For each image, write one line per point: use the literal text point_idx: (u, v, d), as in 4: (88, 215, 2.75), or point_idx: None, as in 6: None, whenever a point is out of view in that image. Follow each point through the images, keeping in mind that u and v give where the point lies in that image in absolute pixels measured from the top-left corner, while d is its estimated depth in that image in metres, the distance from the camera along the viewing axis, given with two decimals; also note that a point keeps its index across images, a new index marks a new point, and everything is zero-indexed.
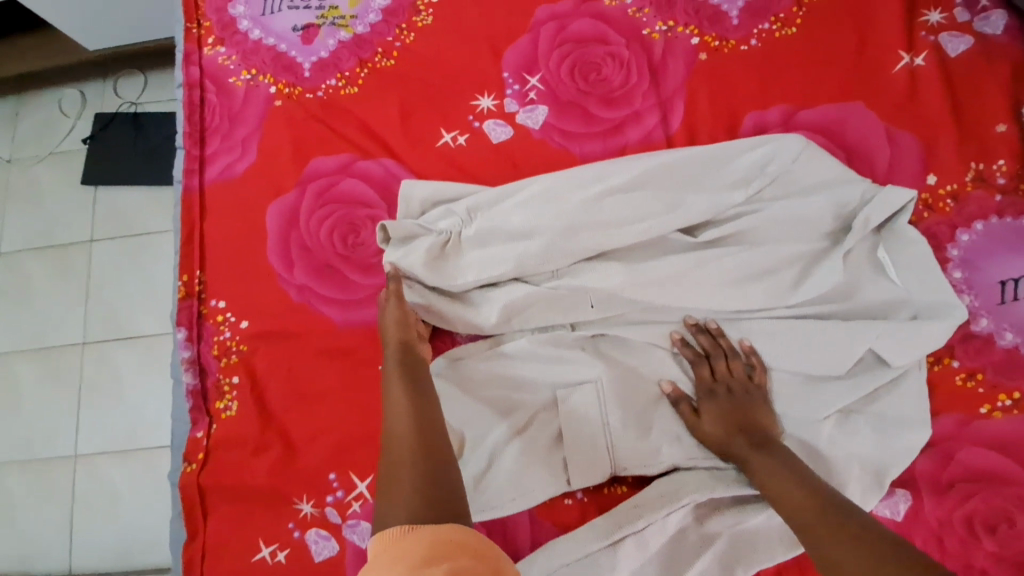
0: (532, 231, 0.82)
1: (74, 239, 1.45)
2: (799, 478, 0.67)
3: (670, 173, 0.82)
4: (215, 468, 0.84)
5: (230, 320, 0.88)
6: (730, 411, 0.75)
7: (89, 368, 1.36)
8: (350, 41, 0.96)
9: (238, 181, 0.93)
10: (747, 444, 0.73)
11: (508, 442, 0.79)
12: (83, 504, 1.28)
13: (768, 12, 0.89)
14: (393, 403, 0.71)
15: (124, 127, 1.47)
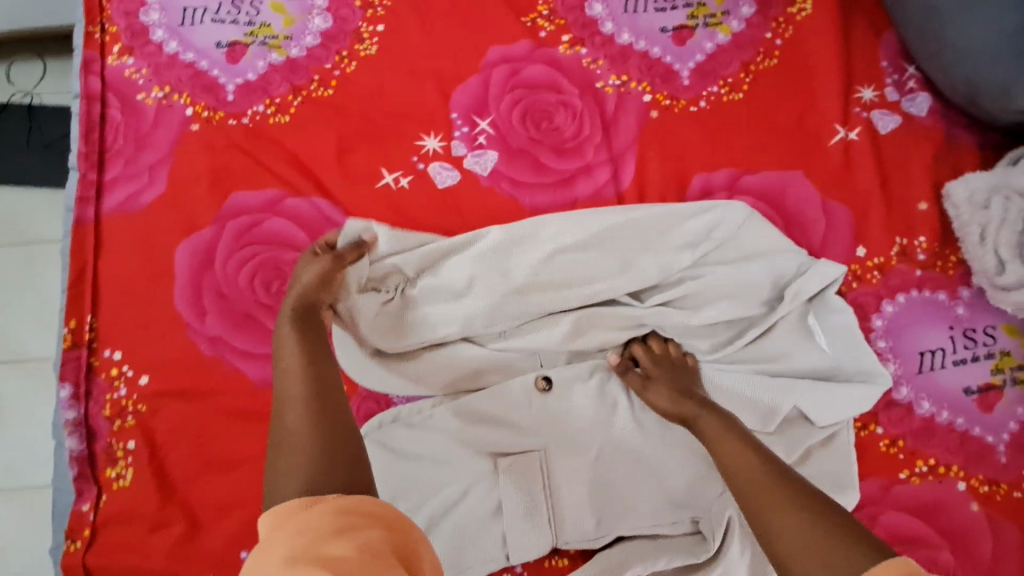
0: (483, 291, 0.77)
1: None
2: (744, 440, 0.64)
3: (621, 235, 0.79)
4: (104, 547, 0.72)
5: (127, 374, 0.76)
6: (675, 382, 0.74)
7: None
8: (283, 64, 0.88)
9: (143, 213, 0.82)
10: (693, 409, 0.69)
11: (443, 516, 0.73)
12: None
13: (718, 75, 0.90)
14: (290, 375, 0.59)
15: (13, 118, 1.29)
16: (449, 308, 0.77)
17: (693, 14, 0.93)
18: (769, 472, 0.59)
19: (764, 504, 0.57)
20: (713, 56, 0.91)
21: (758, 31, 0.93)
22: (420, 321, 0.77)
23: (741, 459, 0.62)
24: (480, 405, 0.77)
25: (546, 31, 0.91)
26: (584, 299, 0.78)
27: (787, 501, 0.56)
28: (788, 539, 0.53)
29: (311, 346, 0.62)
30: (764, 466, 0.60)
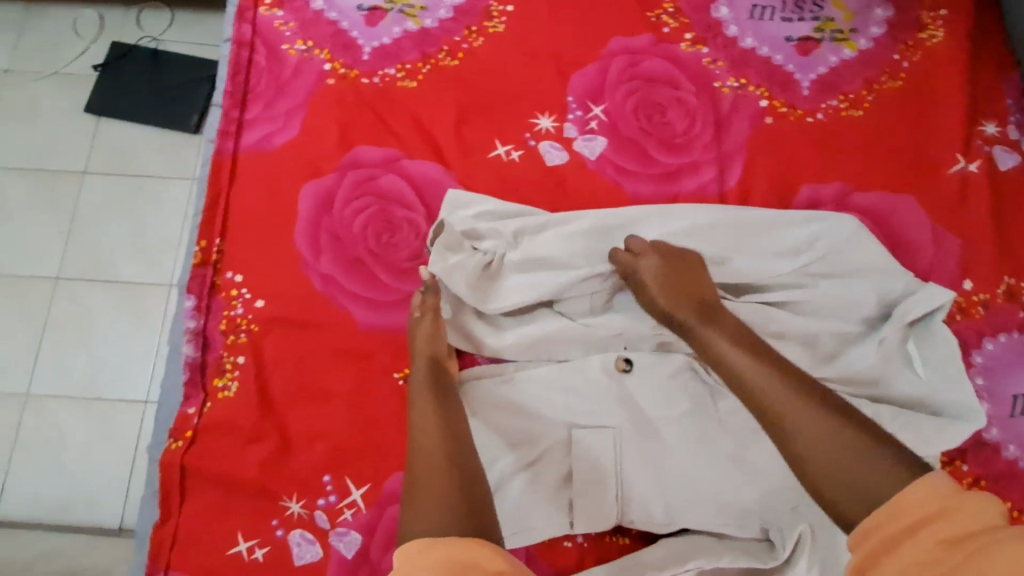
0: (577, 266, 0.81)
1: (65, 168, 1.39)
2: (777, 375, 0.63)
3: (718, 235, 0.81)
4: (203, 450, 0.79)
5: (244, 297, 0.83)
6: (669, 285, 0.75)
7: (60, 306, 1.31)
8: (416, 32, 0.93)
9: (275, 153, 0.88)
10: (716, 341, 0.69)
11: (515, 474, 0.76)
12: (30, 445, 1.22)
13: (837, 90, 0.90)
14: (427, 433, 0.67)
15: (141, 61, 1.42)
16: (544, 281, 0.81)
17: (820, 27, 0.93)
18: (806, 412, 0.60)
19: (803, 438, 0.58)
20: (835, 71, 0.91)
21: (885, 52, 0.92)
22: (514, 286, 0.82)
23: (774, 399, 0.61)
24: (559, 374, 0.80)
25: (669, 29, 0.93)
26: None
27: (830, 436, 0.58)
28: (834, 477, 0.56)
29: (444, 411, 0.69)
30: (801, 402, 0.60)
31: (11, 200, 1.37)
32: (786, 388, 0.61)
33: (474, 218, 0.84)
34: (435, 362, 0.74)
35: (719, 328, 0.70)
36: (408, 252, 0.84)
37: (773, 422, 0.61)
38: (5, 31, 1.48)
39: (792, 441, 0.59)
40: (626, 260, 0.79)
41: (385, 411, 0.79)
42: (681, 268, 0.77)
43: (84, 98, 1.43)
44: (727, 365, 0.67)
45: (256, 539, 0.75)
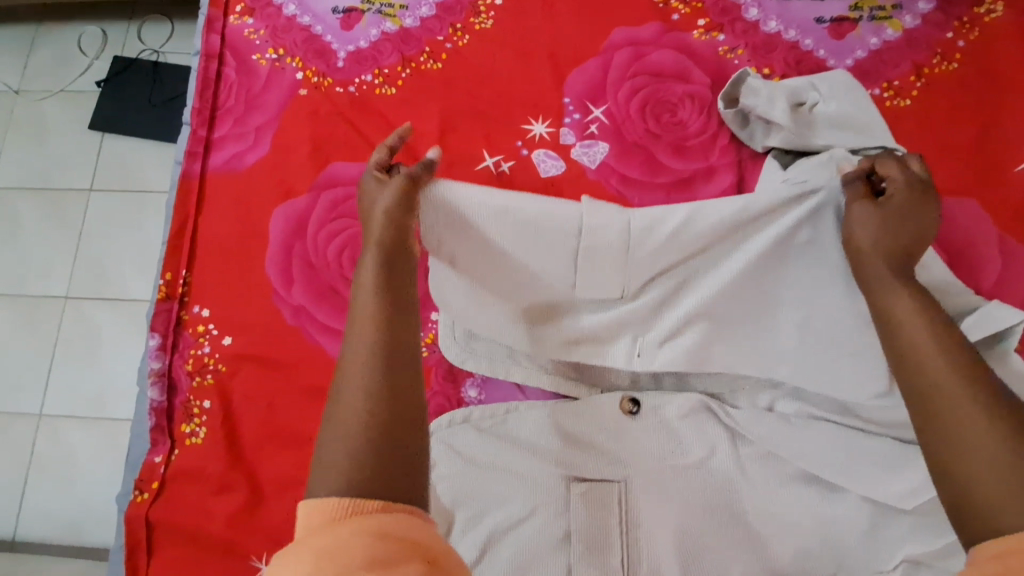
0: (621, 261, 0.61)
1: (68, 186, 1.37)
2: (937, 321, 0.51)
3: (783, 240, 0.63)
4: (170, 503, 0.72)
5: (212, 333, 0.76)
6: (903, 219, 0.55)
7: (68, 325, 1.28)
8: (396, 34, 0.84)
9: (244, 175, 0.82)
10: (879, 243, 0.55)
11: (505, 533, 0.66)
12: (41, 467, 1.21)
13: (879, 77, 0.78)
14: (363, 319, 0.52)
15: (142, 73, 1.38)
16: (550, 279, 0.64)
17: (857, 5, 0.80)
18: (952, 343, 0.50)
19: (962, 432, 0.46)
20: (877, 54, 0.78)
21: (936, 30, 0.79)
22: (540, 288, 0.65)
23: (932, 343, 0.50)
24: (559, 417, 0.71)
25: (679, 15, 0.82)
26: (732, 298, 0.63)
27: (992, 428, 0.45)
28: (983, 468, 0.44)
29: (388, 316, 0.53)
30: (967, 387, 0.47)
31: (21, 220, 1.35)
32: (952, 356, 0.49)
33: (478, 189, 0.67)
34: (395, 226, 0.57)
35: (886, 244, 0.55)
36: None
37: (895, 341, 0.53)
38: (11, 50, 1.46)
39: (942, 430, 0.47)
40: (852, 192, 0.58)
41: None
42: (917, 206, 0.56)
43: (86, 115, 1.40)
44: (885, 304, 0.54)
45: None
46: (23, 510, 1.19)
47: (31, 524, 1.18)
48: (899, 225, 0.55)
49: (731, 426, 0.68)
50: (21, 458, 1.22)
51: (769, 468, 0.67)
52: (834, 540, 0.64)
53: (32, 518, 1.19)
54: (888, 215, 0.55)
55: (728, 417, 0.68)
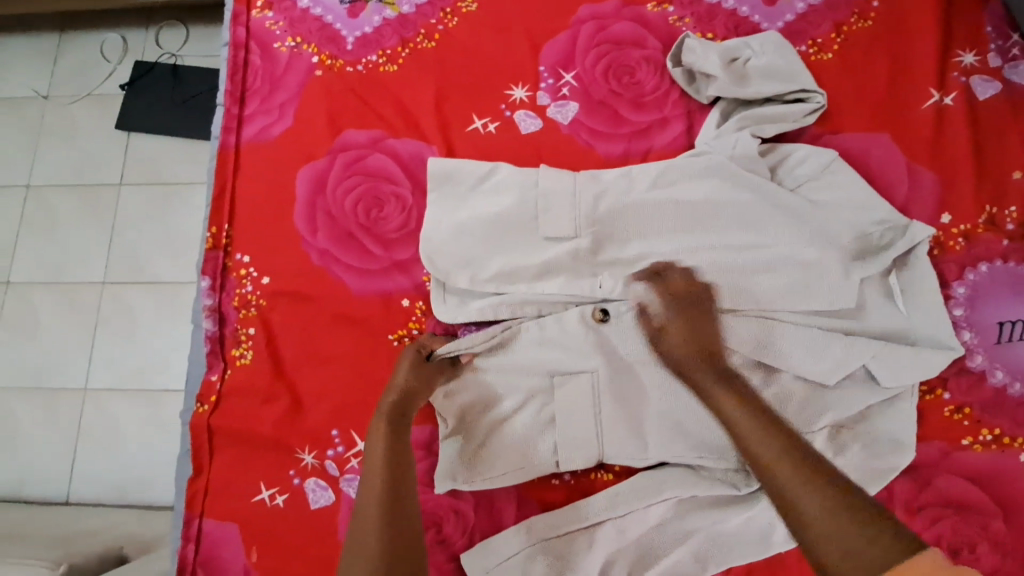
0: (566, 236, 0.84)
1: (103, 182, 1.52)
2: (754, 412, 0.69)
3: (686, 204, 0.83)
4: (227, 412, 0.88)
5: (253, 275, 0.92)
6: (697, 334, 0.77)
7: (105, 307, 1.45)
8: (395, 19, 0.99)
9: (274, 144, 0.97)
10: (688, 343, 0.77)
11: (508, 419, 0.82)
12: (88, 435, 1.38)
13: (805, 36, 0.91)
14: (366, 511, 0.70)
15: (162, 76, 1.54)
16: (525, 249, 0.85)
17: None
18: (781, 441, 0.66)
19: (820, 520, 0.58)
20: (804, 17, 0.92)
21: None
22: (499, 260, 0.85)
23: (776, 453, 0.65)
24: (534, 331, 0.83)
25: None
26: (671, 232, 0.83)
27: (840, 513, 0.58)
28: (836, 549, 0.56)
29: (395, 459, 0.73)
30: (807, 482, 0.61)
31: (61, 214, 1.51)
32: (800, 458, 0.64)
33: (475, 173, 0.88)
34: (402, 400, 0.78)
35: (696, 349, 0.76)
36: (396, 224, 0.92)
37: (744, 444, 0.68)
38: (42, 59, 1.61)
39: (805, 523, 0.59)
40: (651, 326, 0.80)
41: (381, 370, 0.87)
42: (703, 323, 0.78)
43: (115, 115, 1.56)
44: (725, 414, 0.71)
45: (277, 487, 0.85)
46: (75, 472, 1.36)
47: (82, 486, 1.36)
48: (700, 314, 0.78)
49: None
50: (71, 428, 1.39)
51: None
52: (769, 411, 0.79)
53: (85, 481, 1.36)
54: (682, 325, 0.78)
55: None
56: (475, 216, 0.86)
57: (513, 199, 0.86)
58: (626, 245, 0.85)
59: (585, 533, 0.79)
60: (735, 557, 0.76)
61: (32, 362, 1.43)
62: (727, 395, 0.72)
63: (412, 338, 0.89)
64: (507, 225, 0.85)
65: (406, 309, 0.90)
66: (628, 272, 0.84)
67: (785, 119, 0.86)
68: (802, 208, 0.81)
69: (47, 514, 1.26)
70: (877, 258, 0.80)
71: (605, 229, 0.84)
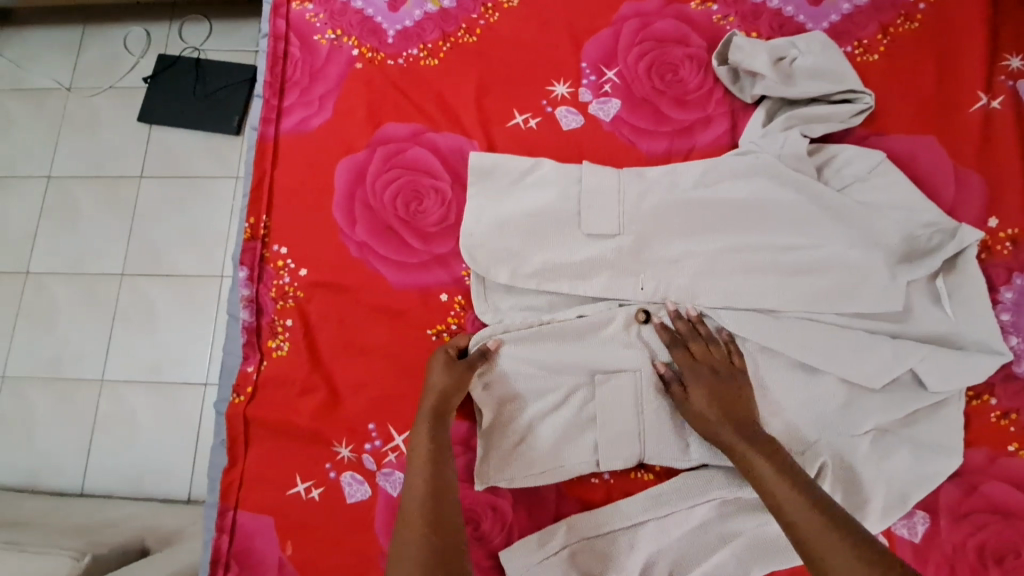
0: (609, 234, 0.84)
1: (125, 174, 1.52)
2: (783, 469, 0.68)
3: (728, 205, 0.83)
4: (262, 403, 0.87)
5: (290, 266, 0.92)
6: (718, 389, 0.76)
7: (125, 299, 1.44)
8: (436, 13, 0.98)
9: (312, 135, 0.96)
10: (706, 404, 0.75)
11: (547, 416, 0.82)
12: (104, 426, 1.37)
13: (850, 37, 0.90)
14: (410, 519, 0.67)
15: (184, 71, 1.54)
16: (567, 246, 0.85)
17: None
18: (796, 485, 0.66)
19: (829, 553, 0.59)
20: (849, 18, 0.91)
21: None
22: (540, 256, 0.85)
23: (787, 489, 0.66)
24: (575, 330, 0.82)
25: None
26: (715, 232, 0.83)
27: (857, 557, 0.58)
28: None
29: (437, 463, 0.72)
30: (824, 526, 0.61)
31: (81, 204, 1.51)
32: (817, 511, 0.63)
33: (518, 168, 0.88)
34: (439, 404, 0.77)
35: (715, 409, 0.75)
36: (436, 218, 0.91)
37: (766, 487, 0.68)
38: (67, 50, 1.61)
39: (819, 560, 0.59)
40: (677, 388, 0.78)
41: (417, 365, 0.87)
42: (722, 385, 0.76)
43: (139, 107, 1.56)
44: (749, 468, 0.70)
45: (312, 480, 0.84)
46: (90, 464, 1.36)
47: (97, 478, 1.35)
48: (715, 371, 0.77)
49: (727, 330, 0.82)
50: (85, 420, 1.38)
51: (763, 360, 0.80)
52: (814, 416, 0.78)
53: (100, 473, 1.35)
54: (701, 385, 0.77)
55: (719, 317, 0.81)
56: (516, 212, 0.86)
57: (556, 195, 0.86)
58: (669, 243, 0.84)
59: (627, 533, 0.78)
60: (781, 561, 0.74)
61: (51, 352, 1.42)
62: (761, 455, 0.70)
63: (451, 334, 0.88)
64: (550, 221, 0.85)
65: (444, 304, 0.89)
66: (672, 270, 0.83)
67: (832, 119, 0.85)
68: (850, 209, 0.81)
69: (62, 505, 1.25)
70: (925, 260, 0.79)
71: (649, 227, 0.84)
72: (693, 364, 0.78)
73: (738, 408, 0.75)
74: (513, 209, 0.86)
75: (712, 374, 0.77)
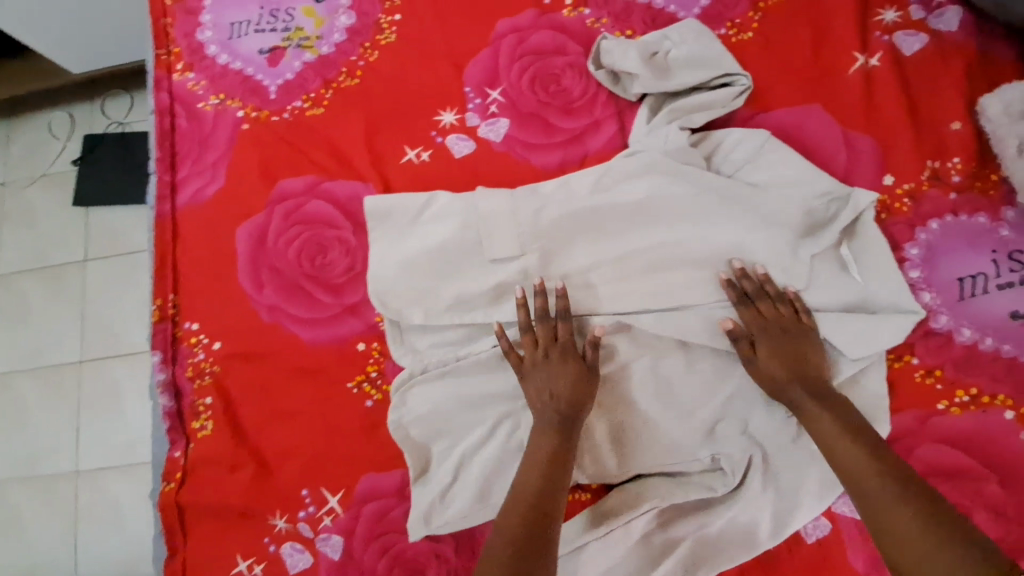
0: (513, 257, 0.82)
1: (68, 260, 1.50)
2: (850, 427, 0.68)
3: (623, 208, 0.81)
4: (194, 488, 0.85)
5: (204, 341, 0.91)
6: (786, 348, 0.73)
7: (88, 385, 1.42)
8: (315, 61, 0.97)
9: (208, 205, 0.95)
10: (779, 364, 0.72)
11: (474, 452, 0.80)
12: (88, 514, 1.35)
13: (723, 18, 0.90)
14: (513, 512, 0.68)
15: (112, 146, 1.52)
16: (472, 277, 0.83)
17: None
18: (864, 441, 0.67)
19: (886, 508, 0.62)
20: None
21: None
22: (448, 290, 0.83)
23: (844, 439, 0.67)
24: (493, 363, 0.82)
25: None
26: (615, 238, 0.82)
27: (924, 519, 0.60)
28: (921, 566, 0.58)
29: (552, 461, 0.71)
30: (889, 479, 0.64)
31: (28, 297, 1.49)
32: (878, 463, 0.65)
33: (415, 205, 0.86)
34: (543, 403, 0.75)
35: (787, 368, 0.72)
36: (342, 268, 0.90)
37: (821, 437, 0.69)
38: None
39: (875, 508, 0.63)
40: (745, 348, 0.74)
41: (341, 422, 0.86)
42: (793, 343, 0.74)
43: (71, 193, 1.54)
44: (814, 424, 0.70)
45: (253, 557, 0.82)
46: (80, 555, 1.33)
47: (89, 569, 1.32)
48: (781, 331, 0.74)
49: (643, 332, 0.79)
50: (67, 510, 1.35)
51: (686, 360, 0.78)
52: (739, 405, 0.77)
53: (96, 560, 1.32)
54: (771, 343, 0.73)
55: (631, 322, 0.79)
56: (419, 251, 0.84)
57: (456, 227, 0.84)
58: (572, 256, 0.82)
59: (570, 558, 0.76)
60: (726, 560, 0.74)
61: (24, 449, 1.39)
62: (827, 414, 0.69)
63: (372, 382, 0.86)
64: (452, 253, 0.84)
65: (363, 353, 0.88)
66: (585, 281, 0.81)
67: (713, 107, 0.85)
68: (742, 192, 0.79)
69: None
70: (822, 232, 0.78)
71: (548, 244, 0.82)
72: (761, 325, 0.75)
73: (806, 365, 0.73)
74: (415, 248, 0.85)
75: (780, 333, 0.74)
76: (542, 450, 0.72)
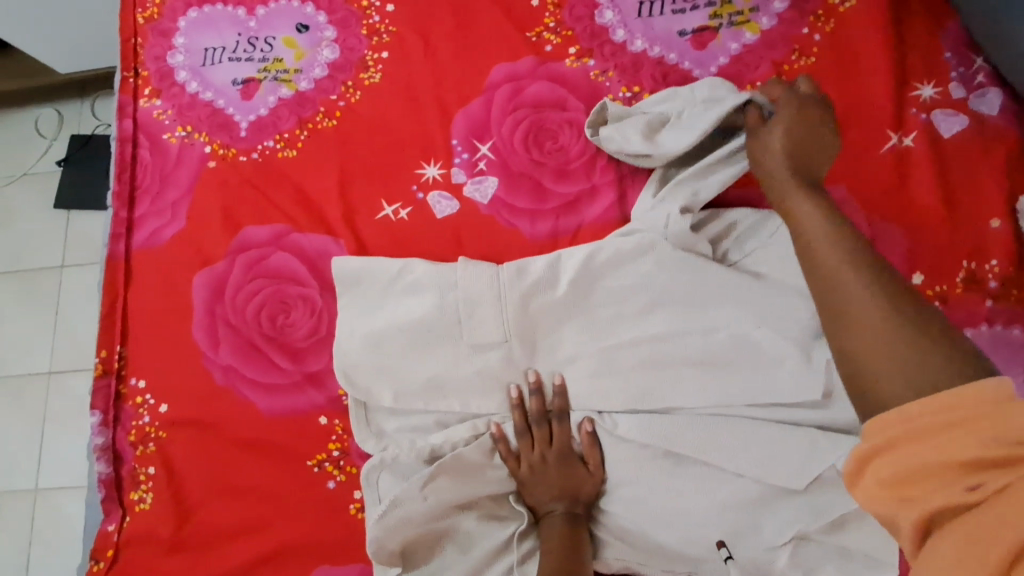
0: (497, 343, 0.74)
1: (42, 267, 1.39)
2: (829, 214, 0.57)
3: (622, 294, 0.73)
4: (126, 569, 0.77)
5: (149, 402, 0.82)
6: (796, 130, 0.67)
7: (53, 405, 1.32)
8: (292, 98, 0.89)
9: (165, 249, 0.87)
10: (779, 142, 0.66)
11: (451, 555, 0.72)
12: (40, 548, 1.24)
13: (742, 80, 0.81)
14: None
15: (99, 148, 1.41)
16: (449, 360, 0.74)
17: (716, 13, 0.84)
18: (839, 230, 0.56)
19: (840, 286, 0.51)
20: (738, 60, 0.82)
21: (791, 28, 0.82)
22: (422, 374, 0.74)
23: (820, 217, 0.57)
24: (473, 456, 0.73)
25: (551, 46, 0.86)
26: (613, 326, 0.73)
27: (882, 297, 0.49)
28: (883, 364, 0.46)
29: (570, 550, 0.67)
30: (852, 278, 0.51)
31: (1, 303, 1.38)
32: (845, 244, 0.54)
33: (389, 274, 0.77)
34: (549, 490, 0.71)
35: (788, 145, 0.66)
36: (304, 331, 0.81)
37: (800, 234, 0.58)
38: None
39: (826, 287, 0.53)
40: (754, 121, 0.71)
41: (292, 508, 0.77)
42: (803, 128, 0.67)
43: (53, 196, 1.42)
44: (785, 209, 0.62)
45: None
46: None
47: None
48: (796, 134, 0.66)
49: (633, 438, 0.70)
50: (21, 537, 1.25)
51: (683, 477, 0.68)
52: (750, 531, 0.67)
53: None
54: (789, 121, 0.67)
55: (608, 426, 0.71)
56: (390, 328, 0.75)
57: (433, 302, 0.75)
58: (562, 343, 0.74)
59: None
60: None
61: None
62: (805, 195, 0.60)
63: (335, 462, 0.78)
64: (427, 332, 0.74)
65: (323, 428, 0.79)
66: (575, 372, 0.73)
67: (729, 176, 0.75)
68: (748, 289, 0.71)
69: None
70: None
71: (534, 328, 0.74)
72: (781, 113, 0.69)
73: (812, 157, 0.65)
74: (386, 325, 0.75)
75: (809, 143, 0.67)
76: (554, 537, 0.69)
